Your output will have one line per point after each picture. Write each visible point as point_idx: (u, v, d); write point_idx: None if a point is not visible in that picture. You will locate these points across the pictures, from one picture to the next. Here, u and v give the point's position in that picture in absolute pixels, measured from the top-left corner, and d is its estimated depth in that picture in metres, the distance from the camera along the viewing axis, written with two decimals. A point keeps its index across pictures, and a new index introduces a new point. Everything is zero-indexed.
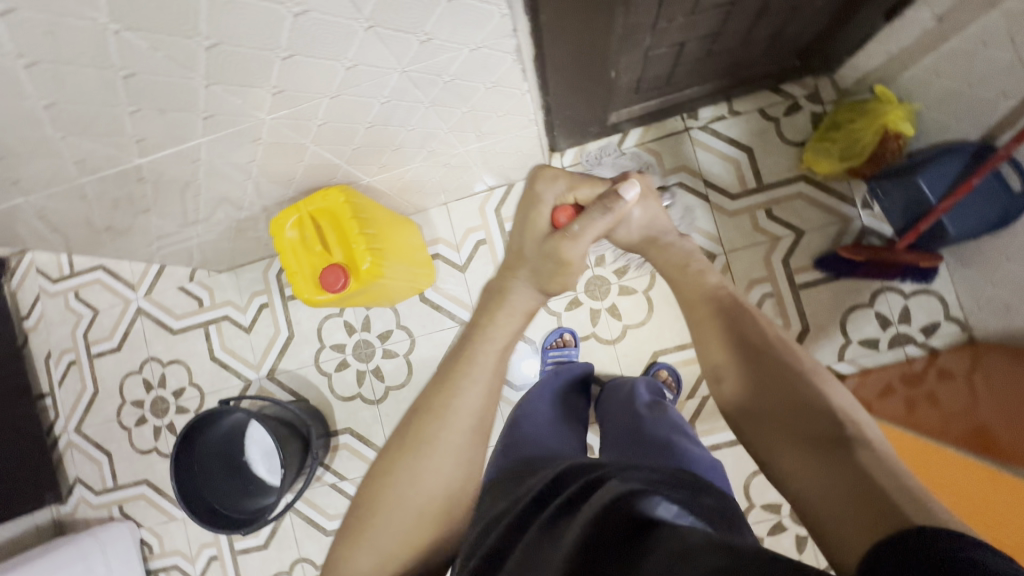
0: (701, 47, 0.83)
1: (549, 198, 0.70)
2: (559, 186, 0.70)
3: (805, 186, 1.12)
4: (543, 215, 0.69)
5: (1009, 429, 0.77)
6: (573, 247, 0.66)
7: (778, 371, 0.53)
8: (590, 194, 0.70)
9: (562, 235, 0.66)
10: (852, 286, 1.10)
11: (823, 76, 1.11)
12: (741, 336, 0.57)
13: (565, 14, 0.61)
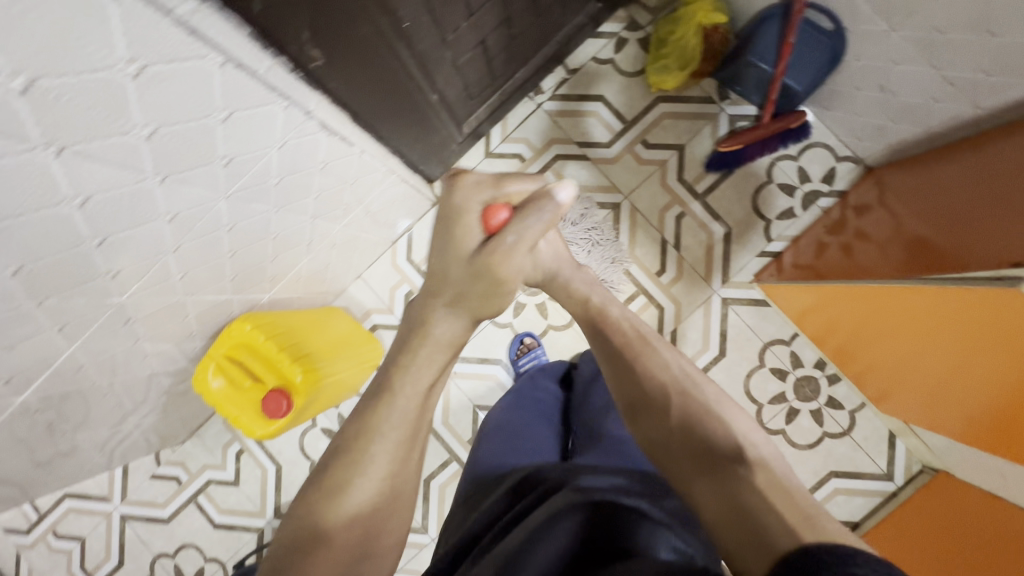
0: (502, 36, 0.85)
1: (474, 204, 0.65)
2: (485, 183, 0.65)
3: (665, 105, 1.15)
4: (472, 223, 0.64)
5: (955, 244, 0.78)
6: (506, 259, 0.63)
7: (665, 389, 0.68)
8: (519, 192, 0.66)
9: (492, 246, 0.62)
10: (747, 172, 1.14)
11: (630, 4, 1.15)
12: (633, 360, 0.72)
13: (350, 72, 0.62)
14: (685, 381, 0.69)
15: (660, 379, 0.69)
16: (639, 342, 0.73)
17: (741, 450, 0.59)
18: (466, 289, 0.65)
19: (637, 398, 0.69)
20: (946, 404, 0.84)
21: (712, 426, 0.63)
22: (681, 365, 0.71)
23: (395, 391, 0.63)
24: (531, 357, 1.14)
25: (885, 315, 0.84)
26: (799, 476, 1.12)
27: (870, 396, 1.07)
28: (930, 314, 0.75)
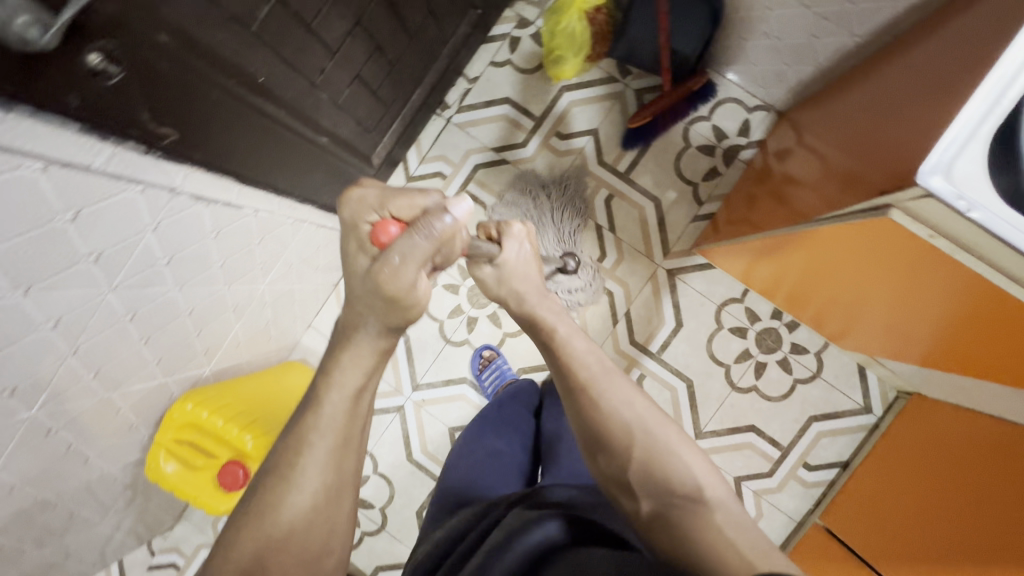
0: (379, 64, 0.85)
1: (366, 222, 0.56)
2: (374, 195, 0.56)
3: (570, 93, 1.15)
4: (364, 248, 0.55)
5: (855, 154, 0.68)
6: (397, 275, 0.52)
7: (625, 424, 0.61)
8: (412, 209, 0.56)
9: (376, 267, 0.52)
10: (665, 142, 1.14)
11: (516, 3, 1.16)
12: (590, 389, 0.64)
13: (209, 132, 0.62)
14: (646, 415, 0.62)
15: (622, 416, 0.62)
16: (595, 370, 0.66)
17: (702, 490, 0.56)
18: (369, 310, 0.54)
19: (596, 434, 0.62)
20: (907, 335, 0.81)
21: (673, 467, 0.58)
22: (642, 397, 0.64)
23: (321, 394, 0.55)
24: (493, 368, 1.13)
25: (814, 255, 0.75)
26: (780, 427, 1.12)
27: (834, 336, 1.04)
28: (846, 243, 0.65)
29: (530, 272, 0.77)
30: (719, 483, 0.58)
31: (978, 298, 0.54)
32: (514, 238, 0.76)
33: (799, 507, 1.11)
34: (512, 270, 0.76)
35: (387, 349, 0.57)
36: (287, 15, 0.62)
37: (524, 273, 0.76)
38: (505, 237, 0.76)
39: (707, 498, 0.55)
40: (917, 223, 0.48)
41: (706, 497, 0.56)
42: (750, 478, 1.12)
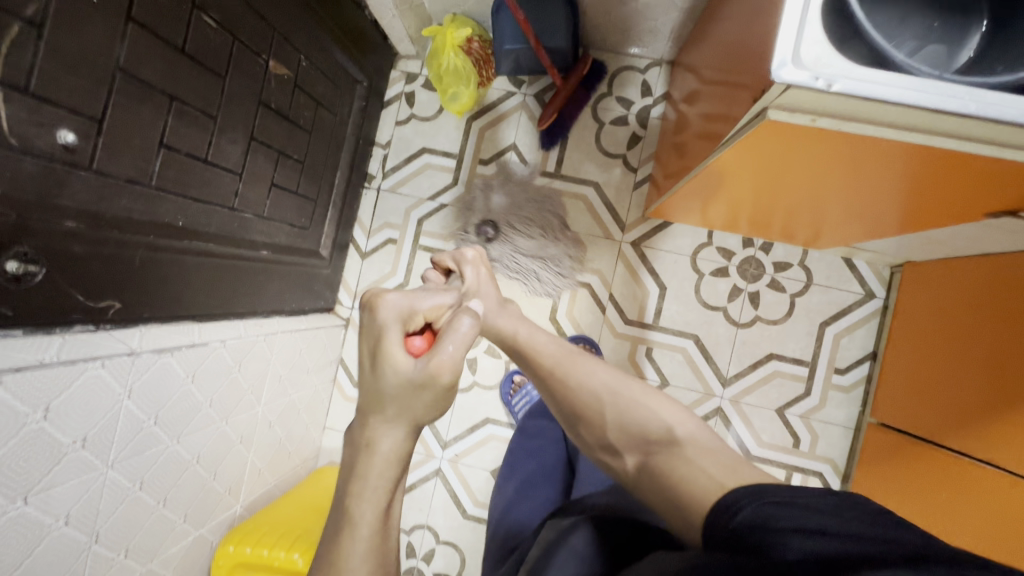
0: (289, 166, 0.89)
1: (394, 321, 0.56)
2: (397, 299, 0.57)
3: (478, 121, 1.19)
4: (396, 342, 0.53)
5: (728, 79, 0.70)
6: (450, 362, 0.51)
7: (592, 394, 0.64)
8: (435, 310, 0.61)
9: (428, 356, 0.51)
10: (580, 128, 1.17)
11: (397, 64, 1.21)
12: (555, 374, 0.67)
13: (142, 285, 0.64)
14: (615, 379, 0.65)
15: (591, 386, 0.65)
16: (559, 357, 0.68)
17: (672, 430, 0.58)
18: (396, 407, 0.50)
19: (574, 413, 0.65)
20: (864, 216, 0.80)
21: (638, 417, 0.61)
22: (604, 365, 0.67)
23: (351, 506, 0.49)
24: (523, 394, 1.13)
25: (733, 178, 0.76)
26: (798, 345, 1.11)
27: (810, 239, 1.03)
28: (750, 163, 0.66)
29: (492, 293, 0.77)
30: (687, 419, 0.61)
31: (892, 160, 0.54)
32: (469, 265, 0.78)
33: (849, 413, 1.09)
34: (474, 288, 0.76)
35: (407, 449, 0.52)
36: (183, 158, 0.66)
37: (485, 290, 0.77)
38: (461, 266, 0.79)
39: (676, 437, 0.57)
40: (795, 114, 0.49)
41: (676, 437, 0.57)
42: (791, 405, 1.11)
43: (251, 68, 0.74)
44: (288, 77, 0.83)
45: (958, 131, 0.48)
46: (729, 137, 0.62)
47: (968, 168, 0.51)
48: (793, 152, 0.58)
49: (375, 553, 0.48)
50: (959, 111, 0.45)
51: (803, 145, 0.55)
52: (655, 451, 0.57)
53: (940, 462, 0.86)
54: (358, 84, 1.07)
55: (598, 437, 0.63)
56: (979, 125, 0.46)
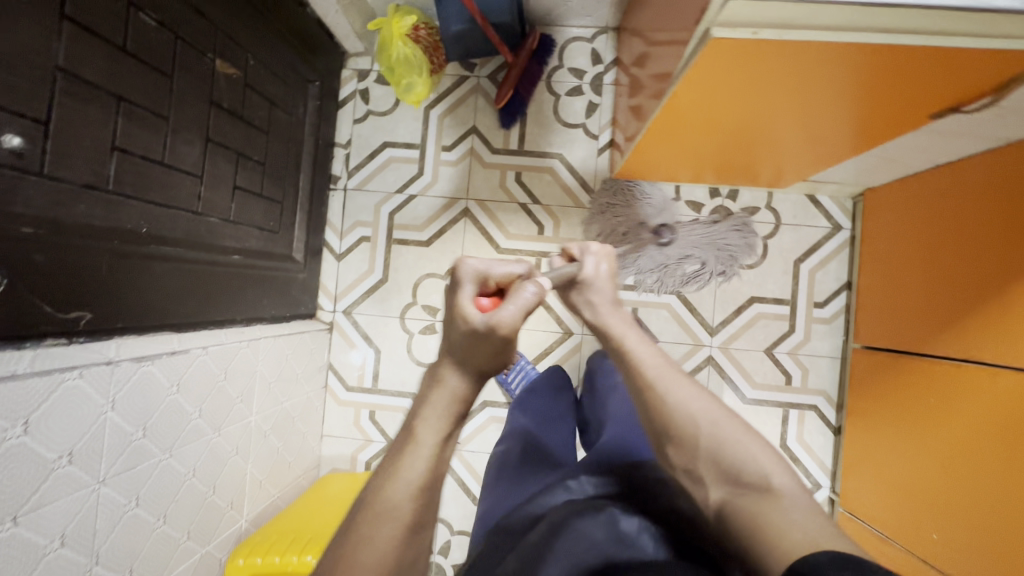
0: (249, 169, 0.88)
1: (469, 281, 0.52)
2: (477, 260, 0.53)
3: (435, 109, 1.19)
4: (462, 300, 0.50)
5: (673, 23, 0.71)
6: (513, 325, 0.48)
7: (690, 414, 0.63)
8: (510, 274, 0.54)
9: (492, 315, 0.47)
10: (537, 103, 1.18)
11: (347, 62, 1.21)
12: (654, 389, 0.66)
13: (109, 294, 0.63)
14: (714, 407, 0.64)
15: (688, 410, 0.63)
16: (657, 371, 0.67)
17: (769, 480, 0.57)
18: (466, 355, 0.49)
19: (664, 431, 0.63)
20: (819, 142, 0.83)
21: (738, 454, 0.59)
22: (698, 388, 0.66)
23: (416, 430, 0.50)
24: (518, 369, 1.12)
25: (690, 122, 0.76)
26: (777, 285, 1.14)
27: (775, 177, 1.04)
28: (704, 95, 0.66)
29: (607, 291, 0.76)
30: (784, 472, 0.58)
31: (834, 65, 0.56)
32: (593, 256, 0.75)
33: (834, 344, 1.12)
34: (592, 285, 0.74)
35: (469, 395, 0.52)
36: (138, 161, 0.65)
37: (600, 286, 0.75)
38: (585, 254, 0.75)
39: (773, 486, 0.57)
40: (735, 29, 0.50)
41: (775, 483, 0.57)
42: (778, 343, 1.13)
43: (197, 68, 0.73)
44: (237, 77, 0.82)
45: (891, 25, 0.49)
46: (679, 71, 0.61)
47: (905, 63, 0.53)
48: (745, 69, 0.58)
49: (422, 490, 0.48)
50: (887, 3, 0.47)
51: (752, 57, 0.55)
52: (748, 492, 0.57)
53: (925, 370, 0.89)
54: (311, 83, 1.07)
55: (689, 461, 0.62)
56: (909, 16, 0.48)
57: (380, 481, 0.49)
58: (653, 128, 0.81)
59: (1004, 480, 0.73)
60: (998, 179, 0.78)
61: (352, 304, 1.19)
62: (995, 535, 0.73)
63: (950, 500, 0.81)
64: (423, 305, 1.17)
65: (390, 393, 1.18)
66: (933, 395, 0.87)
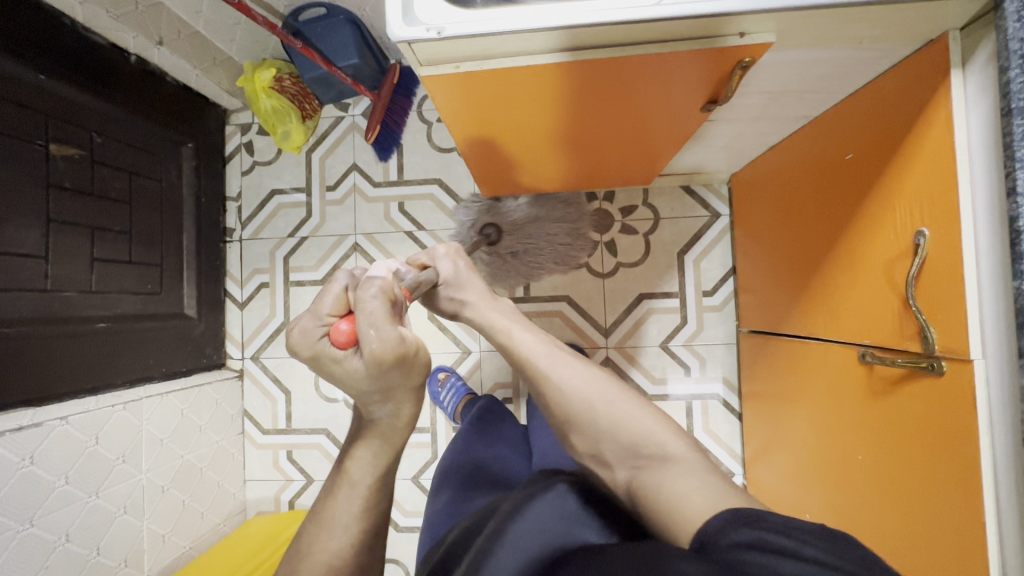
0: (114, 239, 0.93)
1: (323, 337, 0.44)
2: (304, 322, 0.45)
3: (316, 152, 1.23)
4: (343, 362, 0.44)
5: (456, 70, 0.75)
6: (384, 338, 0.42)
7: (584, 399, 0.60)
8: (339, 295, 0.46)
9: (369, 352, 0.42)
10: (411, 133, 1.21)
11: (229, 119, 1.25)
12: (549, 379, 0.61)
13: None
14: (606, 386, 0.62)
15: (582, 395, 0.60)
16: (548, 359, 0.63)
17: (666, 450, 0.56)
18: (392, 387, 0.46)
19: (565, 421, 0.61)
20: (641, 152, 0.84)
21: (635, 430, 0.58)
22: (588, 368, 0.63)
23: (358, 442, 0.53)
24: (450, 386, 1.12)
25: (500, 149, 0.78)
26: (662, 280, 1.15)
27: (639, 182, 1.06)
28: (486, 126, 0.68)
29: (481, 289, 0.71)
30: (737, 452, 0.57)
31: (555, 80, 0.58)
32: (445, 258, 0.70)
33: (728, 330, 1.13)
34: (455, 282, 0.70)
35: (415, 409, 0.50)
36: None
37: (470, 281, 0.71)
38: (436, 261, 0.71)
39: (668, 453, 0.56)
40: (441, 65, 0.54)
41: (669, 451, 0.56)
42: (672, 337, 1.14)
43: (28, 155, 0.78)
44: (82, 155, 0.87)
45: (577, 45, 0.52)
46: (444, 116, 0.65)
47: (624, 69, 0.55)
48: (497, 99, 0.61)
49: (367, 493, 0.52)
50: (570, 25, 0.48)
51: (489, 86, 0.58)
52: (644, 466, 0.56)
53: (787, 350, 0.89)
54: (184, 145, 1.12)
55: (593, 444, 0.60)
56: (588, 34, 0.50)
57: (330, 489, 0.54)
58: (463, 157, 0.81)
59: (843, 447, 0.72)
60: (807, 156, 0.78)
61: (258, 350, 1.22)
62: (849, 496, 0.71)
63: (815, 481, 0.80)
64: None
65: (303, 431, 1.21)
66: (792, 374, 0.87)
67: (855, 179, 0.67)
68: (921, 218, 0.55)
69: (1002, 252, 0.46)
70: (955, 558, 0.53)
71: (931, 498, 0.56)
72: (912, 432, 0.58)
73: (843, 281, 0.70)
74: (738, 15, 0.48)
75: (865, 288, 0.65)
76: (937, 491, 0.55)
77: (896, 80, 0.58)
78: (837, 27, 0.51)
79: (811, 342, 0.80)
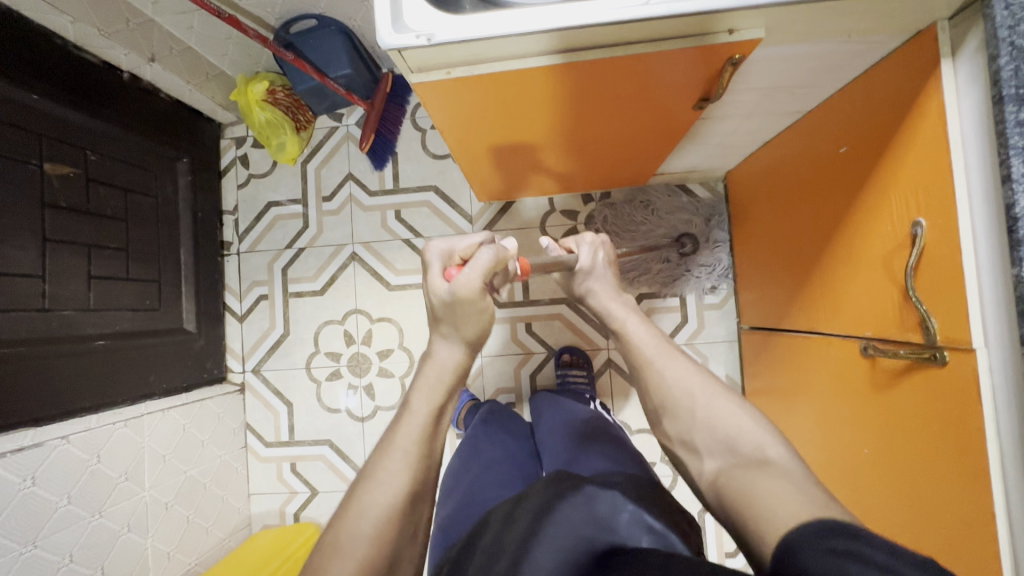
0: (111, 257, 0.93)
1: (439, 257, 0.56)
2: (440, 240, 0.58)
3: (311, 163, 1.23)
4: (435, 281, 0.54)
5: None
6: (473, 287, 0.52)
7: (684, 388, 0.58)
8: (472, 245, 0.59)
9: (459, 286, 0.52)
10: (406, 141, 1.21)
11: (223, 132, 1.26)
12: (652, 367, 0.61)
13: None
14: (710, 381, 0.59)
15: (688, 382, 0.58)
16: (656, 348, 0.63)
17: (765, 451, 0.50)
18: (450, 324, 0.54)
19: (660, 405, 0.59)
20: (635, 151, 0.84)
21: (729, 426, 0.53)
22: (696, 365, 0.61)
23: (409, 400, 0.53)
24: None
25: (495, 153, 0.78)
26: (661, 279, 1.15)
27: (636, 182, 1.06)
28: (478, 130, 0.68)
29: (608, 279, 0.72)
30: None
31: (543, 82, 0.57)
32: (588, 244, 0.72)
33: (729, 327, 1.13)
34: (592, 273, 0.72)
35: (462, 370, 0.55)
36: None
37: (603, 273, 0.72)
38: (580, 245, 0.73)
39: (769, 457, 0.49)
40: (430, 71, 0.54)
41: (769, 455, 0.49)
42: (673, 336, 1.14)
43: (22, 176, 0.78)
44: (76, 174, 0.87)
45: (563, 47, 0.52)
46: (436, 122, 0.65)
47: (614, 70, 0.56)
48: (487, 103, 0.61)
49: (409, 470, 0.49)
50: (560, 28, 0.49)
51: (480, 91, 0.58)
52: None
53: (789, 344, 0.88)
54: (179, 160, 1.12)
55: (687, 432, 0.56)
56: (578, 37, 0.50)
57: (366, 469, 0.50)
58: (459, 162, 0.81)
59: (849, 438, 0.71)
60: (802, 149, 0.78)
61: (258, 363, 1.22)
62: (857, 489, 0.70)
63: (824, 477, 0.79)
64: (326, 352, 1.20)
65: (306, 443, 1.20)
66: (796, 369, 0.87)
67: (849, 171, 0.67)
68: (918, 209, 0.55)
69: (1001, 241, 0.46)
70: (966, 551, 0.52)
71: (937, 483, 0.55)
72: (922, 420, 0.57)
73: (843, 274, 0.69)
74: (726, 13, 0.48)
75: (864, 280, 0.65)
76: (942, 476, 0.55)
77: (886, 71, 0.58)
78: (825, 22, 0.51)
79: (813, 336, 0.80)
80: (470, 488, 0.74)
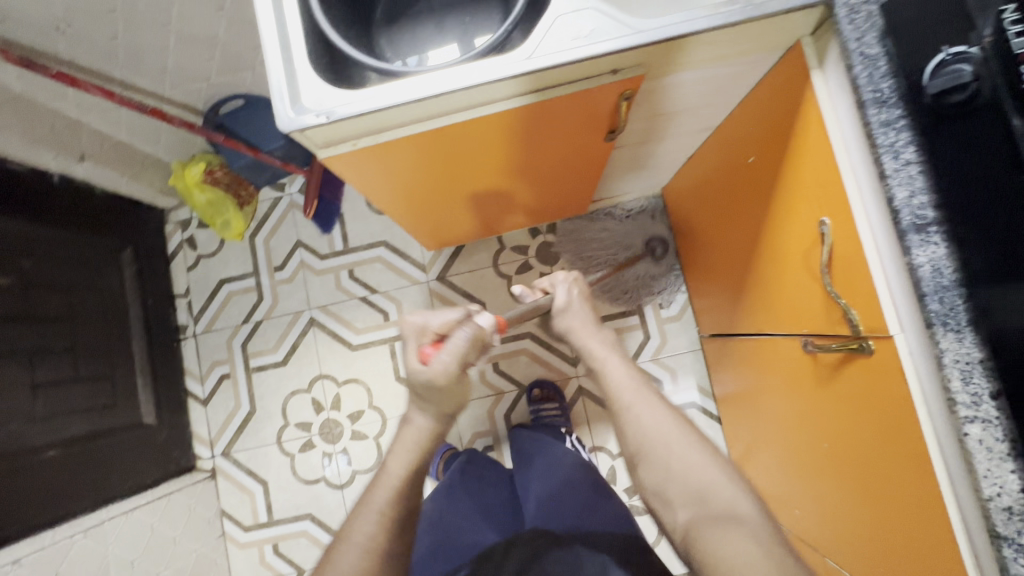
0: (58, 363, 0.90)
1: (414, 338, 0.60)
2: (417, 317, 0.61)
3: (259, 235, 1.23)
4: (409, 358, 0.57)
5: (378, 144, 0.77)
6: (446, 370, 0.54)
7: (660, 434, 0.58)
8: (448, 321, 0.61)
9: (432, 368, 0.54)
10: (350, 201, 1.22)
11: (167, 217, 1.25)
12: (630, 411, 0.61)
13: None
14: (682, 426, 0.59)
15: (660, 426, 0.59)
16: (631, 390, 0.63)
17: (737, 509, 0.50)
18: (423, 400, 0.56)
19: (635, 452, 0.59)
20: (566, 184, 0.86)
21: (700, 480, 0.54)
22: (671, 407, 0.62)
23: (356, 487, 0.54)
24: None
25: (428, 206, 0.79)
26: (618, 301, 1.17)
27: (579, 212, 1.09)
28: (405, 189, 0.70)
29: (586, 316, 0.73)
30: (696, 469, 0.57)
31: (451, 139, 0.60)
32: (562, 283, 0.76)
33: (691, 337, 1.15)
34: (565, 313, 0.74)
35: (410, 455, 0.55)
36: None
37: (579, 310, 0.74)
38: (555, 286, 0.76)
39: (742, 516, 0.50)
40: (339, 144, 0.56)
41: (742, 513, 0.50)
42: (639, 354, 1.15)
43: None
44: (12, 284, 0.86)
45: (533, 89, 0.54)
46: (360, 190, 0.66)
47: (525, 116, 0.58)
48: (407, 164, 0.63)
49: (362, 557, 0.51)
50: (457, 88, 0.51)
51: (397, 154, 0.60)
52: None
53: (745, 349, 0.90)
54: (123, 252, 1.11)
55: (659, 479, 0.56)
56: (477, 93, 0.53)
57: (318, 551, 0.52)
58: (398, 221, 0.82)
59: (808, 435, 0.73)
60: (718, 163, 0.81)
61: (227, 445, 1.19)
62: (822, 485, 0.71)
63: (798, 480, 0.79)
64: (297, 423, 1.18)
65: (287, 521, 1.16)
66: (754, 371, 0.88)
67: (759, 179, 0.70)
68: (821, 209, 0.58)
69: (893, 233, 0.48)
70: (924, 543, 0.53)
71: (890, 478, 0.56)
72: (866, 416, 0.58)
73: (773, 275, 0.72)
74: (607, 56, 0.51)
75: (792, 281, 0.67)
76: (897, 476, 0.55)
77: (770, 86, 0.62)
78: (701, 52, 0.54)
79: (761, 338, 0.81)
80: (453, 537, 0.75)
